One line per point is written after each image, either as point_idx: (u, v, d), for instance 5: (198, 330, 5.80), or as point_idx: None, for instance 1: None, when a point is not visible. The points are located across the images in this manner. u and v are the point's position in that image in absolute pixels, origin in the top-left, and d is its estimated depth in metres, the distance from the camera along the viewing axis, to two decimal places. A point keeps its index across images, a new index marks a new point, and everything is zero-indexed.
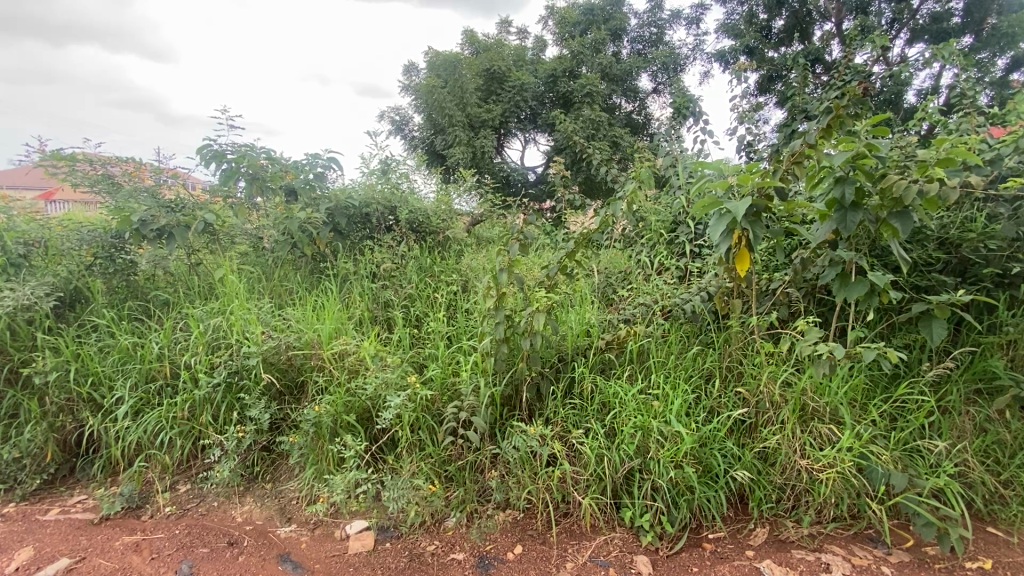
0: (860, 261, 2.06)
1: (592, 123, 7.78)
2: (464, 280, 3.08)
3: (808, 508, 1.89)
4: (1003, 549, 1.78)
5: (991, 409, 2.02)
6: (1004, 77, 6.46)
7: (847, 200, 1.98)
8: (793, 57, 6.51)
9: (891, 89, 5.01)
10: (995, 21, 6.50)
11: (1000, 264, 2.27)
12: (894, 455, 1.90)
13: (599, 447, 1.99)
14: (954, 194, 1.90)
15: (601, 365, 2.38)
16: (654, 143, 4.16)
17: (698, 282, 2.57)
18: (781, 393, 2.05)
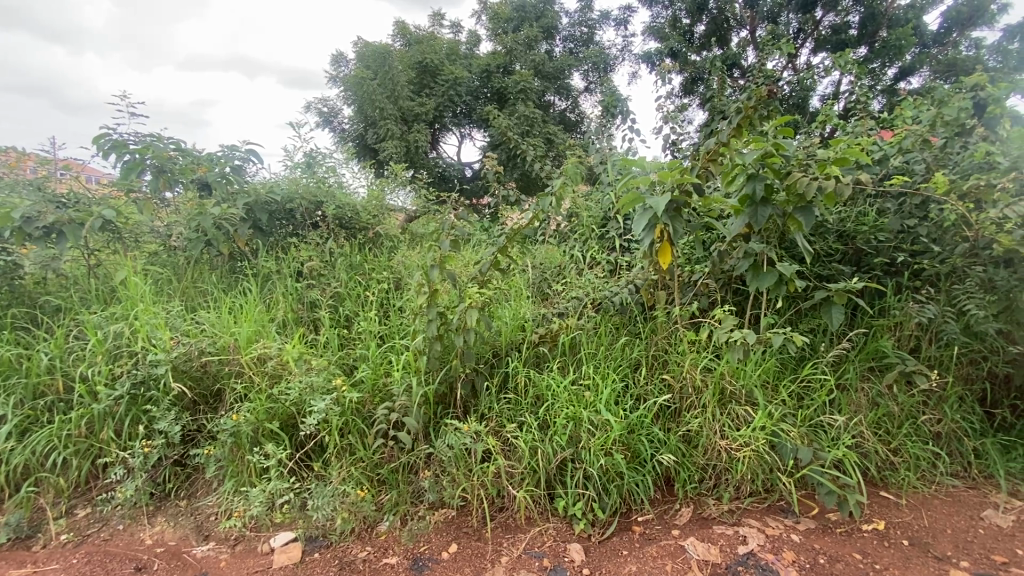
0: (770, 253, 2.21)
1: (527, 119, 7.84)
2: (395, 278, 3.00)
3: (727, 486, 2.00)
4: (893, 510, 1.97)
5: (882, 385, 2.24)
6: (894, 84, 7.13)
7: (757, 196, 2.12)
8: (713, 60, 6.86)
9: (798, 94, 5.41)
10: (886, 34, 7.16)
11: (888, 254, 2.53)
12: (801, 431, 2.06)
13: (532, 440, 2.01)
14: (849, 189, 2.08)
15: (535, 359, 2.41)
16: (585, 140, 4.24)
17: (626, 275, 2.66)
18: (702, 377, 2.16)
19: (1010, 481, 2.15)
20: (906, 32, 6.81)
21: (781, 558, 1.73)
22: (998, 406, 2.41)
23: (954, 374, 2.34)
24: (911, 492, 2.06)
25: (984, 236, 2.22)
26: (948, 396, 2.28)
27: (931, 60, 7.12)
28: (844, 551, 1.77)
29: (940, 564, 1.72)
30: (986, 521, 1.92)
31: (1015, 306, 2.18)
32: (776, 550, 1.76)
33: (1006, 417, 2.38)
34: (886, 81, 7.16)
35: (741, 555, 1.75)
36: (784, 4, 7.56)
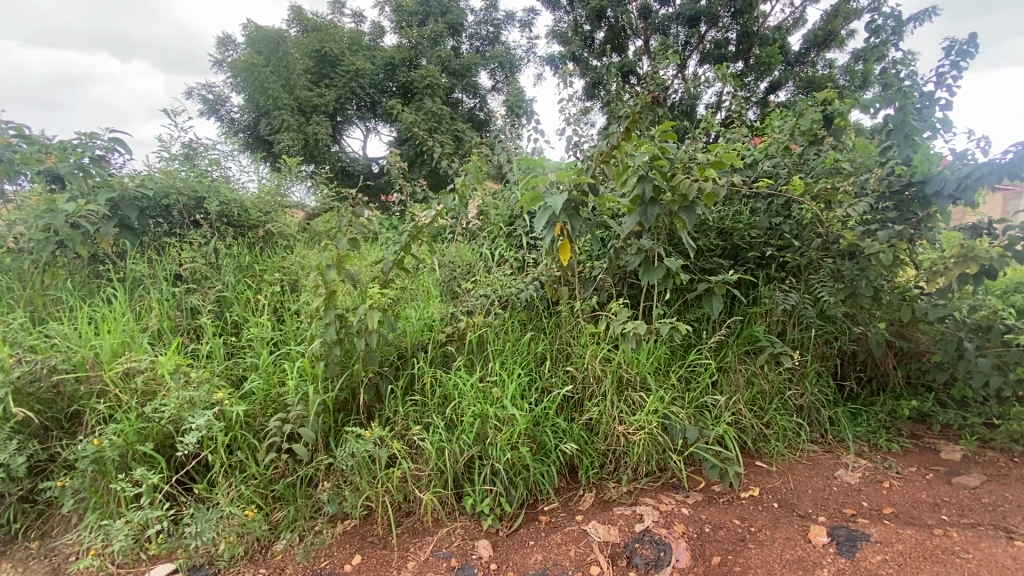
0: (659, 249, 2.38)
1: (434, 116, 7.72)
2: (291, 279, 2.82)
3: (626, 468, 2.13)
4: (766, 477, 2.21)
5: (756, 366, 2.50)
6: (766, 97, 7.95)
7: (647, 196, 2.27)
8: (611, 66, 7.22)
9: (686, 102, 5.87)
10: (758, 51, 7.97)
11: (760, 248, 2.82)
12: (688, 412, 2.24)
13: (439, 440, 1.99)
14: (724, 190, 2.28)
15: (442, 358, 2.40)
16: (491, 139, 4.26)
17: (531, 272, 2.72)
18: (602, 367, 2.27)
19: (857, 442, 2.50)
20: (774, 50, 7.62)
21: (673, 530, 1.84)
22: (847, 379, 2.80)
23: (813, 353, 2.67)
24: (780, 460, 2.32)
25: (833, 232, 2.55)
26: (808, 372, 2.60)
27: (795, 77, 8.03)
28: (726, 517, 1.93)
29: (802, 521, 1.93)
30: (839, 479, 2.21)
31: (857, 292, 2.54)
32: (669, 524, 1.87)
33: (853, 387, 2.77)
34: (759, 94, 7.99)
35: (638, 532, 1.84)
36: (673, 18, 8.14)
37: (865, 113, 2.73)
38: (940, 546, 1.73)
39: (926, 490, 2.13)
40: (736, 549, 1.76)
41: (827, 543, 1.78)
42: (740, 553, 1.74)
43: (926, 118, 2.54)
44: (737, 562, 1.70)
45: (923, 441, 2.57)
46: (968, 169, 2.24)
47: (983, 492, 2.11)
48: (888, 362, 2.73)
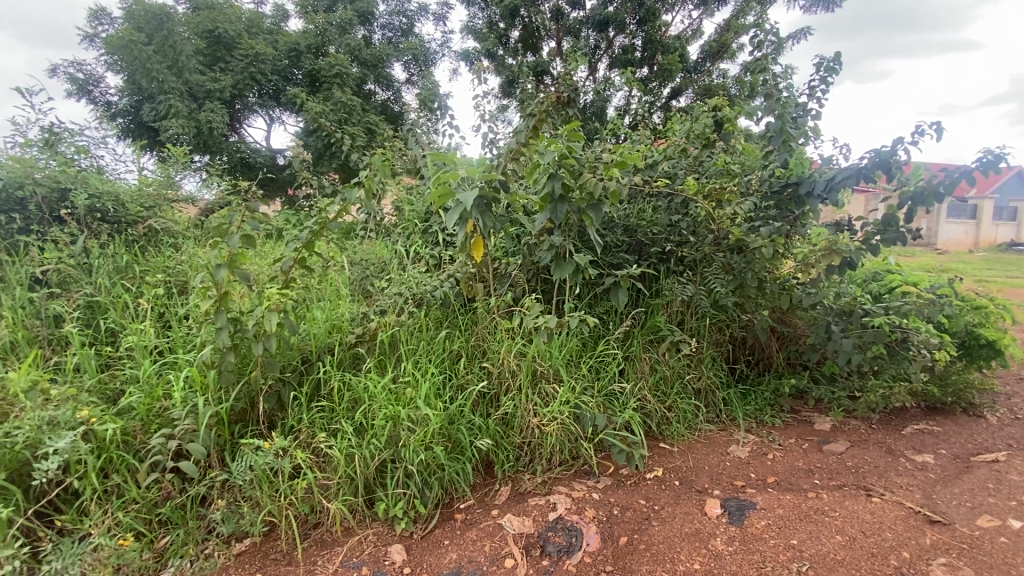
0: (569, 245, 2.45)
1: (344, 107, 7.34)
2: (180, 281, 2.58)
3: (540, 459, 2.18)
4: (668, 457, 2.36)
5: (659, 354, 2.66)
6: (669, 102, 8.47)
7: (556, 193, 2.33)
8: (526, 65, 7.32)
9: (597, 105, 6.09)
10: (661, 59, 8.41)
11: (661, 244, 3.00)
12: (598, 401, 2.34)
13: (348, 447, 1.91)
14: (627, 188, 2.40)
15: (353, 361, 2.31)
16: (405, 133, 4.15)
17: (446, 269, 2.69)
18: (517, 362, 2.30)
19: (746, 420, 2.75)
20: (675, 59, 8.08)
21: (584, 516, 1.91)
22: (738, 362, 3.07)
23: (709, 340, 2.90)
24: (681, 441, 2.49)
25: (723, 229, 2.78)
26: (705, 358, 2.81)
27: (694, 85, 8.63)
28: (633, 499, 2.04)
29: (699, 495, 2.07)
30: (731, 454, 2.42)
31: (744, 283, 2.79)
32: (580, 510, 1.93)
33: (743, 370, 3.04)
34: (662, 99, 8.49)
35: (551, 521, 1.88)
36: (583, 22, 8.41)
37: (750, 119, 2.99)
38: (813, 507, 1.94)
39: (803, 458, 2.39)
40: (641, 528, 1.86)
41: (720, 514, 1.93)
42: (644, 531, 1.84)
43: (799, 126, 2.83)
44: (642, 540, 1.79)
45: (801, 415, 2.88)
46: (832, 173, 2.53)
47: (847, 456, 2.40)
48: (772, 346, 3.03)
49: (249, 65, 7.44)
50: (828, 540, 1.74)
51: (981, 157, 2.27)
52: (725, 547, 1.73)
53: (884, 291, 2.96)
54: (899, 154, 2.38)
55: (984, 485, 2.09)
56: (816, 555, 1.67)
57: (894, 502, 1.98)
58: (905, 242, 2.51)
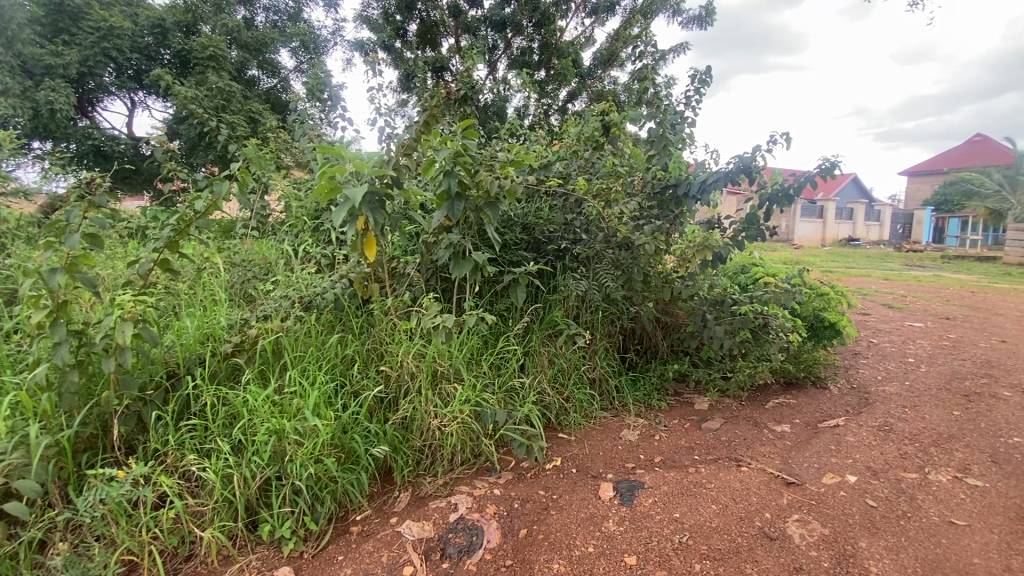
0: (466, 243, 2.43)
1: (222, 92, 6.64)
2: (7, 289, 2.18)
3: (441, 460, 2.14)
4: (566, 446, 2.45)
5: (557, 348, 2.74)
6: (565, 105, 8.79)
7: (453, 191, 2.30)
8: (424, 61, 7.17)
9: (496, 104, 6.14)
10: (557, 62, 8.68)
11: (557, 242, 3.10)
12: (498, 397, 2.36)
13: (225, 467, 1.76)
14: (522, 187, 2.43)
15: (231, 372, 2.11)
16: (291, 124, 3.86)
17: (337, 270, 2.56)
18: (415, 363, 2.24)
19: (636, 405, 2.94)
20: (568, 63, 8.38)
21: (485, 513, 1.91)
22: (628, 352, 3.28)
23: (602, 332, 3.05)
24: (577, 430, 2.60)
25: (612, 227, 2.93)
26: (599, 350, 2.96)
27: (588, 90, 9.05)
28: (533, 490, 2.08)
29: (595, 480, 2.17)
30: (623, 438, 2.57)
31: (632, 278, 2.97)
32: (482, 508, 1.94)
33: (633, 358, 3.26)
34: (558, 102, 8.79)
35: (452, 522, 1.86)
36: (481, 21, 8.44)
37: (635, 124, 3.18)
38: (693, 481, 2.12)
39: (685, 437, 2.61)
40: (541, 518, 1.90)
41: (612, 497, 2.03)
42: (543, 522, 1.88)
43: (677, 132, 3.07)
44: (541, 531, 1.83)
45: (683, 397, 3.15)
46: (704, 176, 2.77)
47: (722, 431, 2.66)
48: (657, 335, 3.26)
49: (101, 39, 6.53)
50: (705, 510, 1.90)
51: (821, 165, 2.61)
52: (617, 528, 1.83)
53: (750, 282, 3.32)
54: (757, 160, 2.67)
55: (829, 447, 2.42)
56: (695, 525, 1.82)
57: (759, 469, 2.23)
58: (765, 238, 2.82)
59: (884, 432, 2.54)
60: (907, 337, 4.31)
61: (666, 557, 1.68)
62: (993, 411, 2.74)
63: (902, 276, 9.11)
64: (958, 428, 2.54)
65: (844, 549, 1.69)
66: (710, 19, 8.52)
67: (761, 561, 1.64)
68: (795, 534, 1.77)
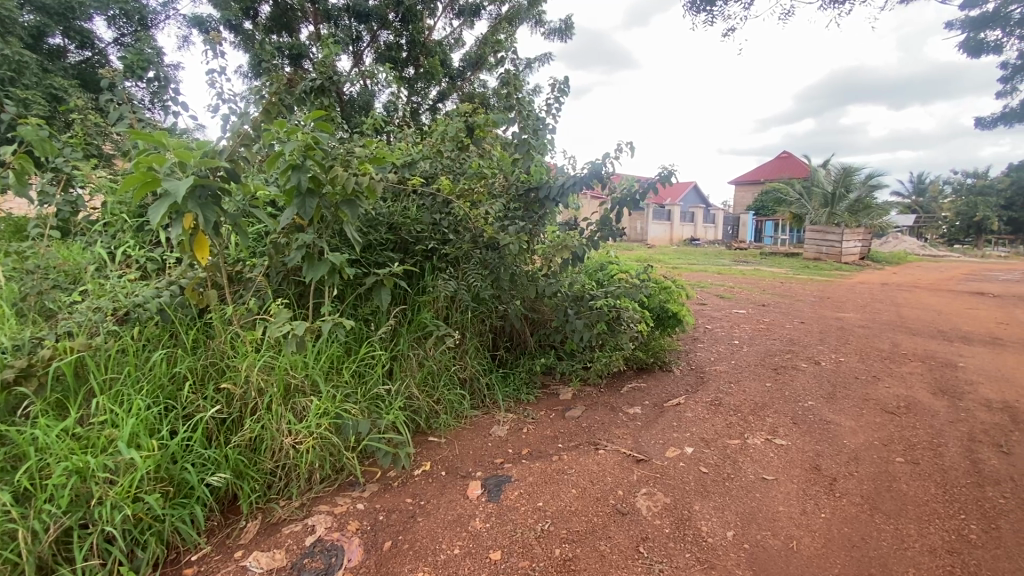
0: (321, 243, 2.26)
1: (8, 61, 5.41)
2: None
3: (297, 481, 1.97)
4: (435, 449, 2.42)
5: (426, 350, 2.68)
6: (436, 105, 8.70)
7: (303, 187, 2.12)
8: (277, 46, 6.57)
9: (361, 98, 5.85)
10: (425, 60, 8.53)
11: (425, 242, 3.05)
12: (361, 406, 2.25)
13: (4, 522, 1.44)
14: (381, 184, 2.33)
15: (15, 405, 1.73)
16: (104, 104, 3.27)
17: (165, 277, 2.23)
18: (263, 377, 2.04)
19: (505, 400, 3.01)
20: (436, 63, 8.29)
21: (346, 531, 1.80)
22: (499, 349, 3.35)
23: (472, 331, 3.06)
24: (447, 431, 2.58)
25: (477, 227, 2.95)
26: (469, 349, 2.97)
27: (458, 90, 9.05)
28: (399, 500, 2.01)
29: (463, 480, 2.16)
30: (492, 435, 2.60)
31: (499, 277, 3.03)
32: (342, 526, 1.82)
33: (503, 355, 3.35)
34: (428, 101, 8.68)
35: (308, 546, 1.72)
36: (344, 10, 7.98)
37: (499, 127, 3.25)
38: (556, 469, 2.22)
39: (551, 427, 2.73)
40: (406, 527, 1.84)
41: (480, 494, 2.04)
42: (409, 531, 1.82)
43: (540, 137, 3.29)
44: (406, 540, 1.77)
45: (550, 389, 3.31)
46: (563, 181, 2.90)
47: (584, 418, 2.84)
48: (526, 332, 3.38)
49: None
50: (566, 495, 2.01)
51: (660, 173, 2.91)
52: (483, 525, 1.84)
53: (606, 278, 3.59)
54: (607, 166, 2.89)
55: (672, 423, 2.71)
56: (556, 511, 1.91)
57: (614, 450, 2.41)
58: (617, 238, 3.05)
59: (715, 405, 2.92)
60: (733, 322, 5.01)
61: (529, 547, 1.73)
62: (794, 381, 3.29)
63: (732, 270, 10.58)
64: (769, 397, 3.01)
65: (682, 514, 1.90)
66: (570, 32, 9.06)
67: (613, 537, 1.77)
68: (642, 506, 1.94)
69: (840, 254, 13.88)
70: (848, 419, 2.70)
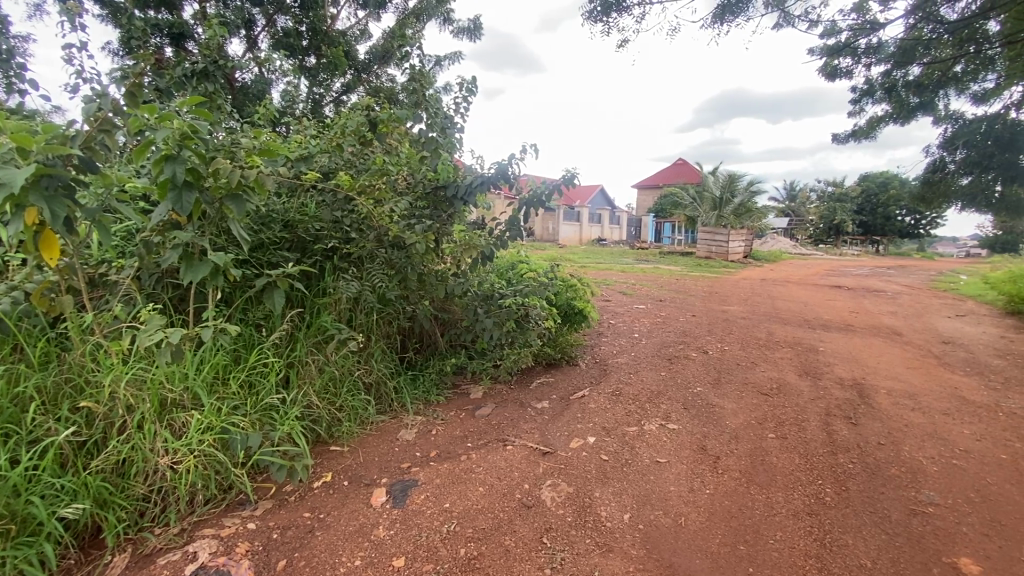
0: (202, 242, 2.05)
1: None
2: None
3: (175, 505, 1.79)
4: (337, 459, 2.30)
5: (326, 355, 2.54)
6: (339, 98, 8.28)
7: (179, 179, 1.90)
8: (153, 23, 5.89)
9: (254, 85, 5.42)
10: (328, 50, 8.08)
11: (324, 241, 2.89)
12: (252, 419, 2.08)
13: None
14: (272, 179, 2.16)
15: None
16: None
17: (4, 282, 1.92)
18: (132, 393, 1.83)
19: (414, 403, 2.95)
20: (339, 53, 7.87)
21: (234, 554, 1.66)
22: (407, 351, 3.28)
23: (377, 334, 2.95)
24: (350, 439, 2.48)
25: (382, 225, 2.85)
26: (374, 352, 2.86)
27: (364, 84, 8.72)
28: (296, 515, 1.88)
29: (367, 488, 2.08)
30: (399, 439, 2.54)
31: (406, 278, 2.95)
32: (230, 549, 1.67)
33: (412, 357, 3.28)
34: (331, 93, 8.28)
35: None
36: None
37: (403, 124, 3.18)
38: (464, 469, 2.21)
39: (460, 427, 2.71)
40: (303, 543, 1.74)
41: (384, 502, 1.98)
42: (306, 547, 1.72)
43: (447, 136, 3.26)
44: (303, 557, 1.67)
45: (460, 389, 3.29)
46: (470, 180, 2.89)
47: (493, 416, 2.86)
48: (436, 332, 3.34)
49: None
50: (473, 494, 2.01)
51: (564, 175, 3.00)
52: (386, 533, 1.79)
53: (515, 277, 3.64)
54: (513, 166, 2.92)
55: (577, 415, 2.81)
56: (463, 511, 1.90)
57: (522, 445, 2.45)
58: (524, 238, 3.09)
59: (616, 396, 3.08)
60: (634, 317, 5.32)
61: (434, 549, 1.71)
62: (686, 369, 3.57)
63: (636, 269, 11.21)
64: (664, 386, 3.24)
65: (584, 502, 1.98)
66: (479, 33, 9.08)
67: (518, 531, 1.80)
68: (547, 498, 2.00)
69: (727, 253, 15.27)
70: (730, 402, 2.98)
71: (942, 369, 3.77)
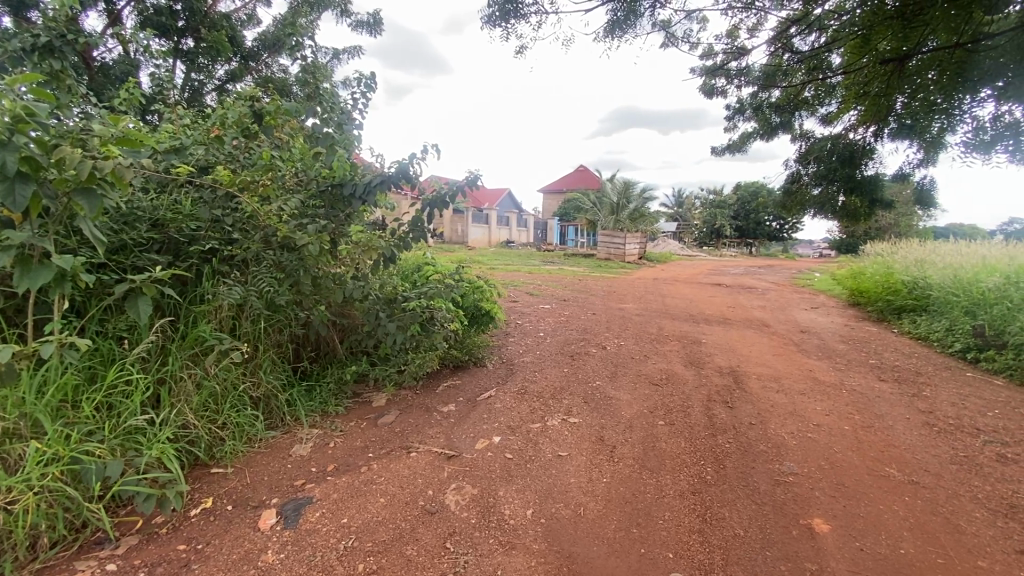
0: (42, 243, 1.75)
1: None
2: None
3: (10, 552, 1.52)
4: (219, 482, 2.10)
5: (204, 369, 2.30)
6: (223, 85, 7.55)
7: (10, 169, 1.60)
8: None
9: (117, 65, 4.78)
10: (207, 33, 7.33)
11: (202, 242, 2.62)
12: (110, 446, 1.83)
13: None
14: (132, 172, 1.89)
15: None
16: None
17: None
18: None
19: (309, 416, 2.76)
20: (223, 37, 7.17)
21: None
22: (301, 360, 3.08)
23: (267, 342, 2.72)
24: (235, 459, 2.27)
25: (269, 225, 2.64)
26: (262, 362, 2.64)
27: (253, 73, 8.06)
28: (167, 549, 1.68)
29: (254, 511, 1.92)
30: (293, 455, 2.37)
31: (298, 281, 2.75)
32: None
33: (307, 366, 3.09)
34: (213, 80, 7.55)
35: None
36: None
37: (293, 117, 2.99)
38: (363, 481, 2.11)
39: (360, 437, 2.59)
40: None
41: (274, 524, 1.84)
42: None
43: (344, 132, 3.11)
44: None
45: (361, 397, 3.15)
46: (369, 179, 2.76)
47: (396, 423, 2.77)
48: (333, 338, 3.18)
49: None
50: (373, 506, 1.93)
51: (466, 176, 2.98)
52: (276, 558, 1.66)
53: (419, 279, 3.56)
54: (413, 166, 2.83)
55: (483, 416, 2.82)
56: (361, 525, 1.82)
57: (427, 451, 2.40)
58: (428, 239, 3.01)
59: (521, 394, 3.14)
60: (539, 316, 5.47)
61: (330, 569, 1.61)
62: (587, 365, 3.74)
63: (542, 270, 11.50)
64: (566, 382, 3.36)
65: (487, 502, 1.99)
66: (379, 28, 8.80)
67: (420, 539, 1.76)
68: (451, 502, 1.98)
69: (625, 254, 16.24)
70: (626, 394, 3.17)
71: (801, 355, 4.31)
